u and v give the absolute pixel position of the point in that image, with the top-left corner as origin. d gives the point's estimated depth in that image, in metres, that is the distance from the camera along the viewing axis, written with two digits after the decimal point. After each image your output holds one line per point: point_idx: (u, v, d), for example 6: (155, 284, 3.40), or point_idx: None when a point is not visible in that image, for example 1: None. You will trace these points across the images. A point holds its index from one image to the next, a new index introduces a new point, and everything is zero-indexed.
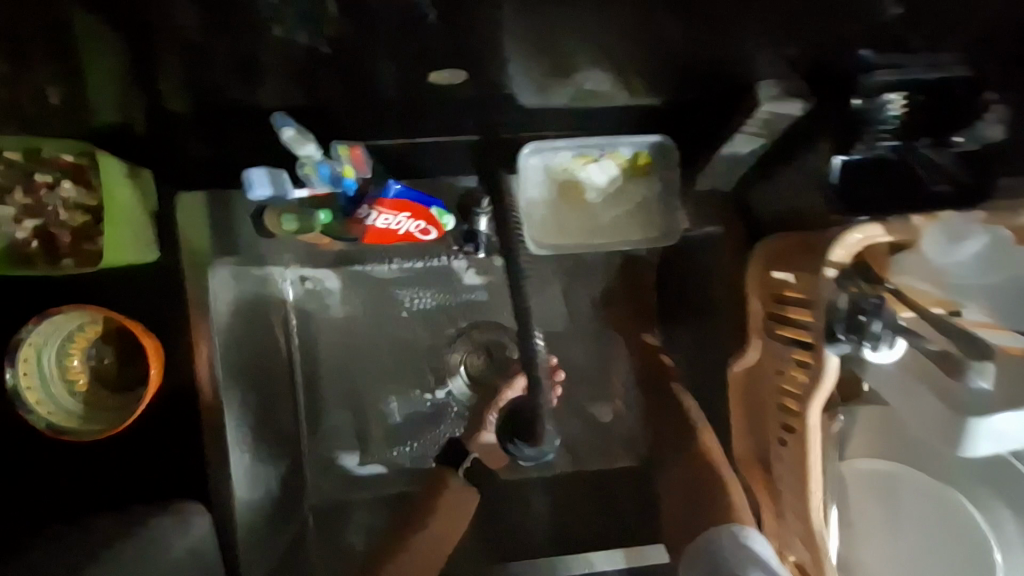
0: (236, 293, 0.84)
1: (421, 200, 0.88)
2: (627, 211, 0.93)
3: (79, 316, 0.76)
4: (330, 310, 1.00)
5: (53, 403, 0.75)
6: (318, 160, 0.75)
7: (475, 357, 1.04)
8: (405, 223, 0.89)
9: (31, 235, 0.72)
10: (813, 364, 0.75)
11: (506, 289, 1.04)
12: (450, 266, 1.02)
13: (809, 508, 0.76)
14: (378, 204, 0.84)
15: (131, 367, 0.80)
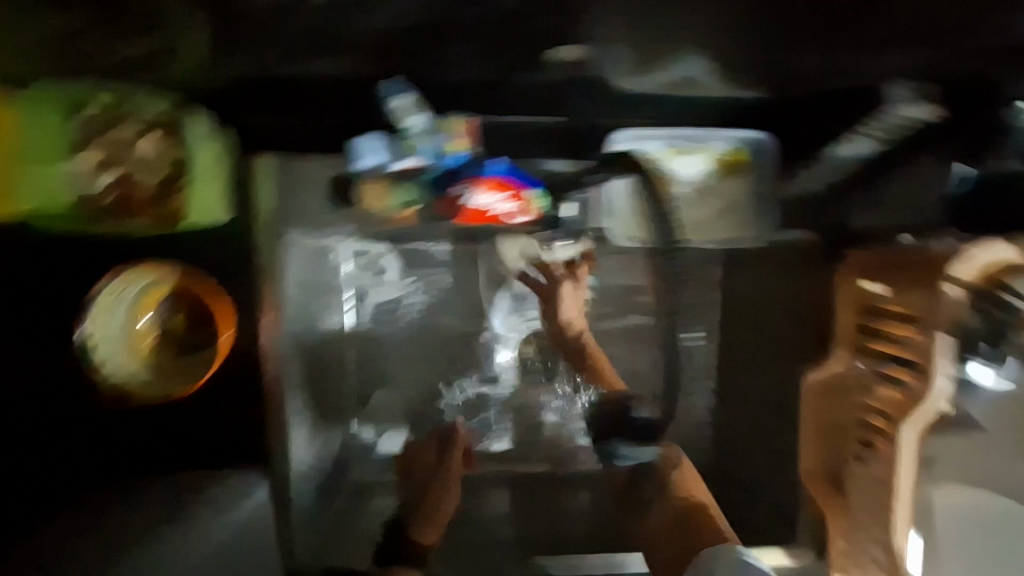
0: (298, 267, 0.83)
1: (520, 180, 0.83)
2: (715, 211, 0.88)
3: (151, 275, 0.76)
4: (383, 284, 0.92)
5: (121, 363, 0.76)
6: (424, 134, 0.76)
7: (529, 345, 0.96)
8: (499, 203, 0.82)
9: (109, 188, 0.71)
10: (912, 382, 0.70)
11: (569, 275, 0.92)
12: (512, 243, 0.91)
13: (889, 534, 0.71)
14: (477, 182, 0.80)
15: (196, 333, 0.80)
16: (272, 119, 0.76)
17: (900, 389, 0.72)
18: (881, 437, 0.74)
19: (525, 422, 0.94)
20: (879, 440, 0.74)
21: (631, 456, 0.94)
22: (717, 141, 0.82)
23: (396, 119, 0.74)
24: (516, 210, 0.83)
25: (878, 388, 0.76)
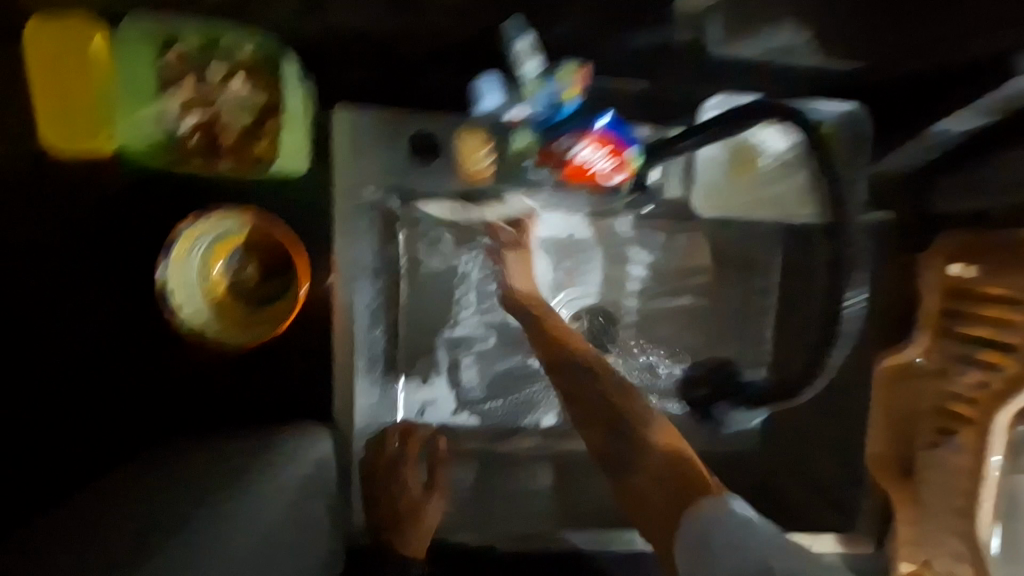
0: (369, 223, 0.80)
1: (623, 137, 0.75)
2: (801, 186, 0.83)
3: (228, 220, 0.73)
4: (433, 254, 0.84)
5: (195, 307, 0.74)
6: (542, 79, 0.74)
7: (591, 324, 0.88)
8: (598, 160, 0.75)
9: (194, 129, 0.68)
10: (1011, 367, 0.68)
11: (633, 245, 0.87)
12: (576, 216, 0.86)
13: (977, 527, 0.70)
14: (582, 134, 0.74)
15: (275, 281, 0.78)
16: (360, 72, 0.77)
17: (996, 376, 0.70)
18: (968, 424, 0.72)
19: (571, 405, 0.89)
20: (963, 426, 0.73)
21: (743, 420, 0.87)
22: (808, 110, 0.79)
23: (515, 61, 0.74)
24: (614, 169, 0.76)
25: (969, 376, 0.74)
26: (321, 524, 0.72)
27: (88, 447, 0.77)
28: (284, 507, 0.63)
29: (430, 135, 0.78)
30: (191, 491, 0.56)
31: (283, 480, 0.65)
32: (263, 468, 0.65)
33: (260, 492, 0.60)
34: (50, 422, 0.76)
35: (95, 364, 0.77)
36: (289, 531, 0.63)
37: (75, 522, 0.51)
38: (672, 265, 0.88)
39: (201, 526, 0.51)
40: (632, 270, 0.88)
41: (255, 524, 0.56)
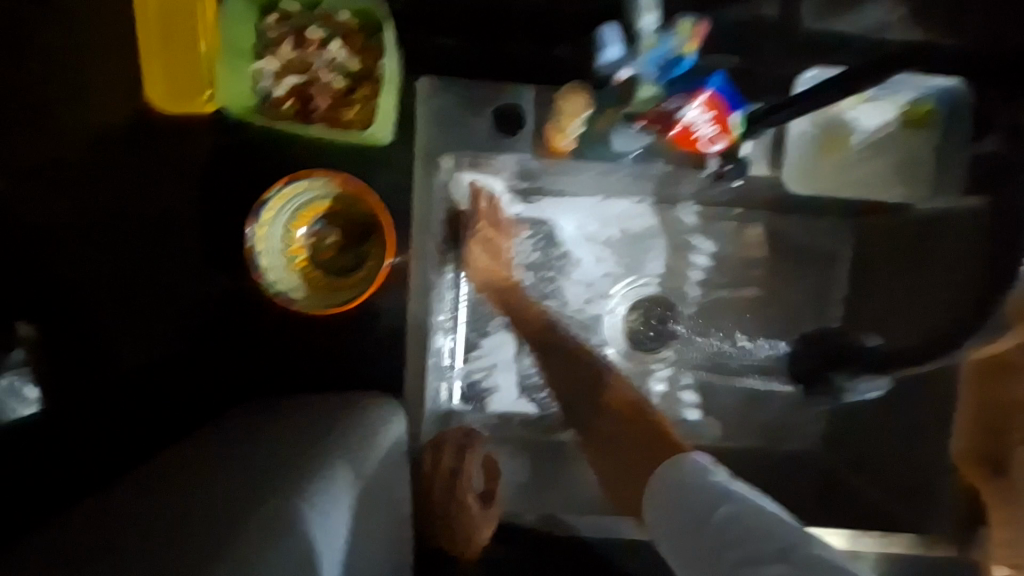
0: (442, 196, 0.80)
1: (729, 102, 0.72)
2: (895, 164, 0.80)
3: (316, 188, 0.73)
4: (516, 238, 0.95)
5: (280, 272, 0.74)
6: (660, 36, 0.72)
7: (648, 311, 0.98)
8: (704, 125, 0.73)
9: (288, 94, 0.69)
10: None
11: (691, 234, 0.97)
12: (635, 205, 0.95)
13: None
14: (691, 96, 0.72)
15: (355, 248, 0.78)
16: (458, 40, 0.78)
17: None
18: None
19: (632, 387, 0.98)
20: None
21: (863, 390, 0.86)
22: (907, 86, 0.77)
23: (635, 12, 0.73)
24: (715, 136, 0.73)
25: None
26: (398, 495, 0.76)
27: (116, 442, 0.78)
28: (370, 481, 0.67)
29: (515, 108, 0.77)
30: (287, 474, 0.60)
31: (370, 451, 0.69)
32: (354, 440, 0.68)
33: (346, 469, 0.64)
34: (143, 373, 0.79)
35: (184, 319, 0.79)
36: (371, 501, 0.67)
37: (199, 504, 0.56)
38: (733, 253, 0.97)
39: (301, 518, 0.56)
40: (697, 258, 0.97)
41: (341, 515, 0.60)
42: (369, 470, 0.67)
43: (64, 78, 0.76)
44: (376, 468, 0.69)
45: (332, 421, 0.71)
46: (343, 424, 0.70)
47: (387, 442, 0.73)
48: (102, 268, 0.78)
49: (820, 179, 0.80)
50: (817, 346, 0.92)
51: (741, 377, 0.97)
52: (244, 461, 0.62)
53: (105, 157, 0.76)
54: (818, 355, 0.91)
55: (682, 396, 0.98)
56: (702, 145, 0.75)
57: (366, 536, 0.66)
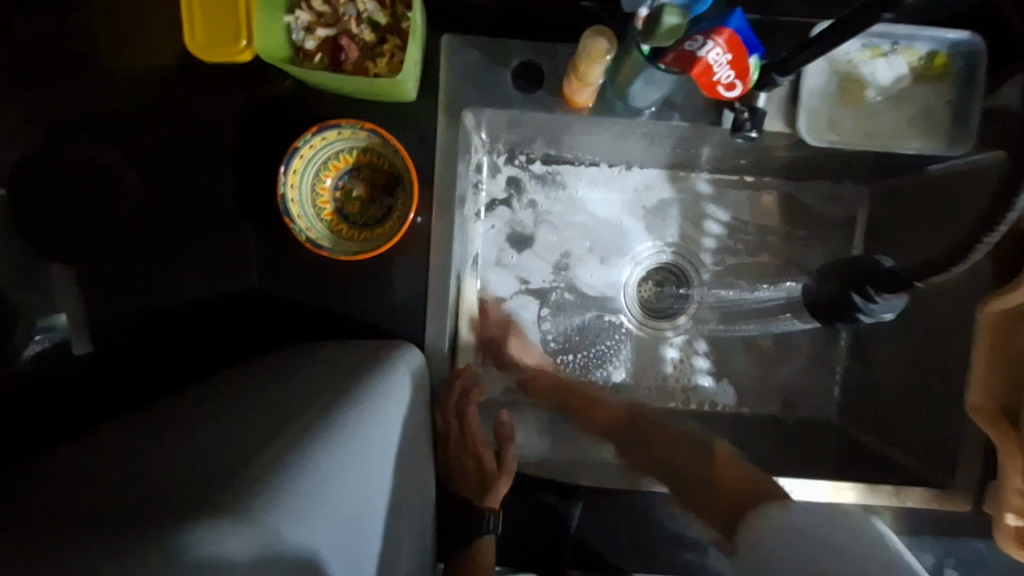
0: (461, 148, 0.82)
1: (748, 44, 0.66)
2: (909, 119, 0.81)
3: (344, 138, 0.76)
4: (534, 207, 1.01)
5: (308, 222, 0.77)
6: None
7: (655, 286, 1.06)
8: (724, 66, 0.66)
9: (318, 46, 0.72)
10: None
11: (698, 203, 1.04)
12: (646, 175, 1.02)
13: None
14: (714, 34, 0.64)
15: (381, 199, 0.81)
16: (485, 3, 0.80)
17: None
18: None
19: (648, 354, 1.04)
20: None
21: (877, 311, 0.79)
22: (922, 39, 0.79)
23: None
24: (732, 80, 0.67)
25: None
26: (417, 439, 0.78)
27: (148, 380, 0.81)
28: (374, 459, 0.67)
29: (538, 65, 0.80)
30: (282, 473, 0.58)
31: (372, 430, 0.67)
32: (356, 419, 0.66)
33: (343, 460, 0.63)
34: (177, 327, 0.82)
35: (220, 275, 0.82)
36: (379, 478, 0.68)
37: (213, 480, 0.57)
38: (748, 219, 1.04)
39: (295, 525, 0.56)
40: (710, 224, 1.05)
41: (312, 507, 0.58)
42: (371, 451, 0.67)
43: (101, 31, 0.78)
44: (380, 442, 0.68)
45: (338, 387, 0.69)
46: (345, 393, 0.68)
47: (390, 411, 0.71)
48: (136, 218, 0.80)
49: (837, 132, 0.81)
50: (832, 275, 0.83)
51: (742, 326, 1.05)
52: (264, 428, 0.63)
53: (147, 119, 0.80)
54: (834, 280, 0.82)
55: (695, 364, 1.04)
56: (721, 91, 0.68)
57: (379, 508, 0.67)
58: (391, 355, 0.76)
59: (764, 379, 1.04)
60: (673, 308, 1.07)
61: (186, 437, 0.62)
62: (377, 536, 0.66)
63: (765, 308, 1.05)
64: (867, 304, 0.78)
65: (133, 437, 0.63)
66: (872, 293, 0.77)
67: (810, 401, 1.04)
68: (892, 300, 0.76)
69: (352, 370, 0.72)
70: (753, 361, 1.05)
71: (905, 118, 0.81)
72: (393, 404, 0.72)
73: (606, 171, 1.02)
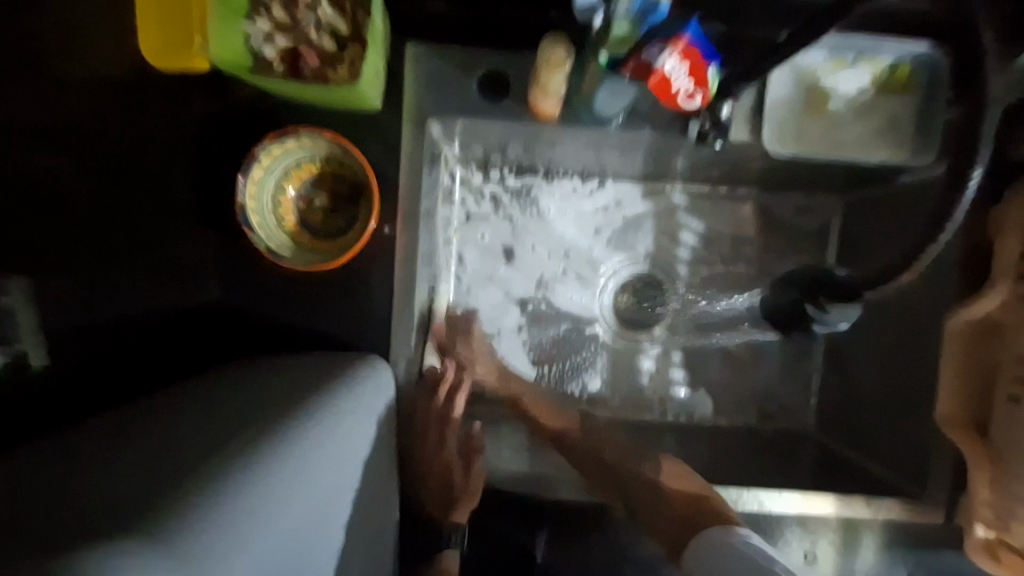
0: (427, 157, 0.82)
1: (705, 52, 0.66)
2: (875, 130, 0.81)
3: (306, 148, 0.75)
4: (507, 218, 1.01)
5: (268, 231, 0.75)
6: None
7: (630, 297, 1.06)
8: (682, 77, 0.66)
9: (278, 54, 0.71)
10: None
11: (673, 215, 1.04)
12: (622, 188, 1.03)
13: None
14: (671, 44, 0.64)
15: (344, 209, 0.80)
16: (450, 12, 0.80)
17: None
18: None
19: (623, 366, 1.04)
20: None
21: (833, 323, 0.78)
22: (886, 52, 0.79)
23: None
24: (693, 89, 0.67)
25: None
26: (377, 455, 0.76)
27: (102, 386, 0.79)
28: (327, 482, 0.65)
29: (503, 72, 0.79)
30: (232, 488, 0.55)
31: (327, 454, 0.65)
32: (312, 432, 0.64)
33: (297, 480, 0.60)
34: (134, 337, 0.80)
35: (182, 284, 0.81)
36: (330, 498, 0.65)
37: (144, 490, 0.53)
38: (723, 230, 1.05)
39: (242, 542, 0.53)
40: (686, 235, 1.05)
41: (260, 516, 0.55)
42: (324, 477, 0.64)
43: (58, 36, 0.77)
44: (334, 469, 0.66)
45: (297, 401, 0.67)
46: (302, 406, 0.66)
47: (348, 438, 0.69)
48: (95, 224, 0.79)
49: (802, 142, 0.81)
50: (797, 280, 0.82)
51: (716, 334, 1.05)
52: (211, 437, 0.61)
53: (105, 124, 0.78)
54: (791, 290, 0.82)
55: (672, 374, 1.04)
56: (681, 101, 0.67)
57: (326, 528, 0.65)
58: (355, 370, 0.74)
59: (740, 389, 1.05)
60: (649, 319, 1.06)
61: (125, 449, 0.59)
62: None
63: (739, 315, 1.05)
64: (820, 313, 0.78)
65: (70, 447, 0.60)
66: (824, 302, 0.77)
67: (783, 411, 1.05)
68: (846, 311, 0.76)
69: (312, 385, 0.70)
70: (728, 372, 1.05)
71: (871, 128, 0.81)
72: (350, 421, 0.70)
73: (581, 185, 1.02)
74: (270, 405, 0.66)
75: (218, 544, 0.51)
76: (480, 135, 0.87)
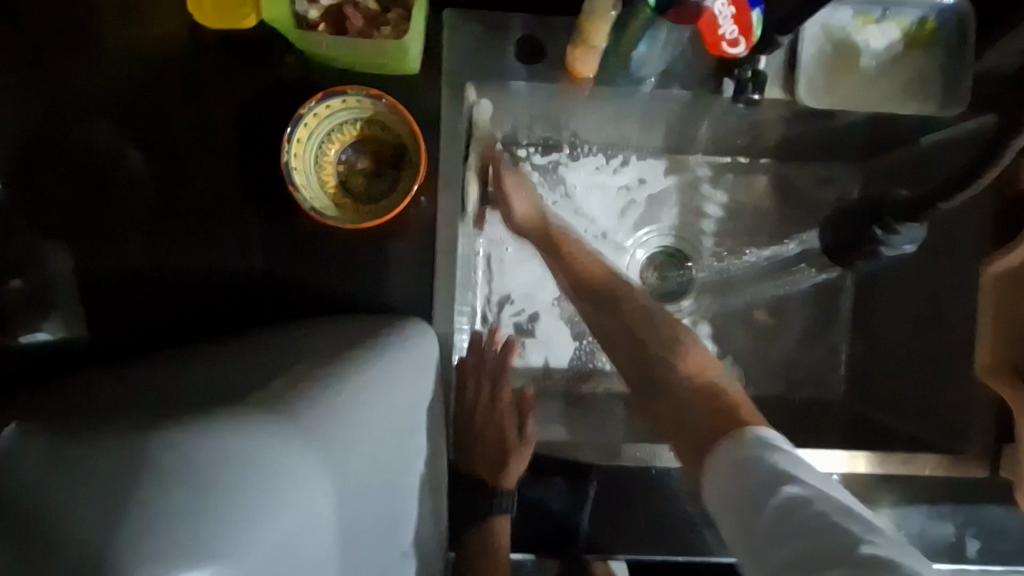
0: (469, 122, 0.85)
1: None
2: (904, 81, 0.83)
3: (349, 109, 0.76)
4: (535, 194, 1.02)
5: (313, 191, 0.76)
6: None
7: (654, 273, 1.05)
8: (727, 22, 0.69)
9: (321, 16, 0.72)
10: None
11: (698, 188, 1.05)
12: (648, 162, 1.04)
13: None
14: None
15: (383, 174, 0.80)
16: None
17: None
18: None
19: None
20: None
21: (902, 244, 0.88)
22: (912, 6, 0.81)
23: None
24: (738, 34, 0.70)
25: None
26: (412, 427, 0.73)
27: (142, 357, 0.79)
28: (347, 458, 0.62)
29: (541, 38, 0.81)
30: (304, 418, 0.60)
31: (392, 405, 0.69)
32: (323, 406, 0.62)
33: (368, 418, 0.65)
34: (172, 308, 0.80)
35: (215, 255, 0.80)
36: (354, 475, 0.63)
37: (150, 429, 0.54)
38: (744, 202, 1.05)
39: (246, 517, 0.50)
40: (709, 208, 1.05)
41: (268, 490, 0.53)
42: (388, 426, 0.68)
43: (103, 12, 0.78)
44: (368, 445, 0.65)
45: (316, 372, 0.65)
46: (316, 378, 0.64)
47: (372, 413, 0.66)
48: (133, 195, 0.80)
49: (834, 96, 0.82)
50: (845, 220, 0.96)
51: (740, 296, 1.06)
52: (280, 363, 0.67)
53: (144, 97, 0.79)
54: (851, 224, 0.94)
55: (703, 347, 1.04)
56: (725, 47, 0.70)
57: (354, 505, 0.63)
58: (379, 338, 0.71)
59: (772, 358, 1.05)
60: (675, 292, 1.06)
61: (179, 401, 0.60)
62: (380, 522, 0.67)
63: (767, 278, 1.05)
64: (889, 235, 0.88)
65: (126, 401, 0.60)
66: (893, 225, 0.87)
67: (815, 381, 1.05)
68: (911, 230, 0.86)
69: (326, 358, 0.67)
70: (759, 341, 1.05)
71: (901, 81, 0.83)
72: (377, 391, 0.67)
73: (605, 162, 1.03)
74: (287, 377, 0.64)
75: (221, 523, 0.49)
76: (511, 109, 0.89)
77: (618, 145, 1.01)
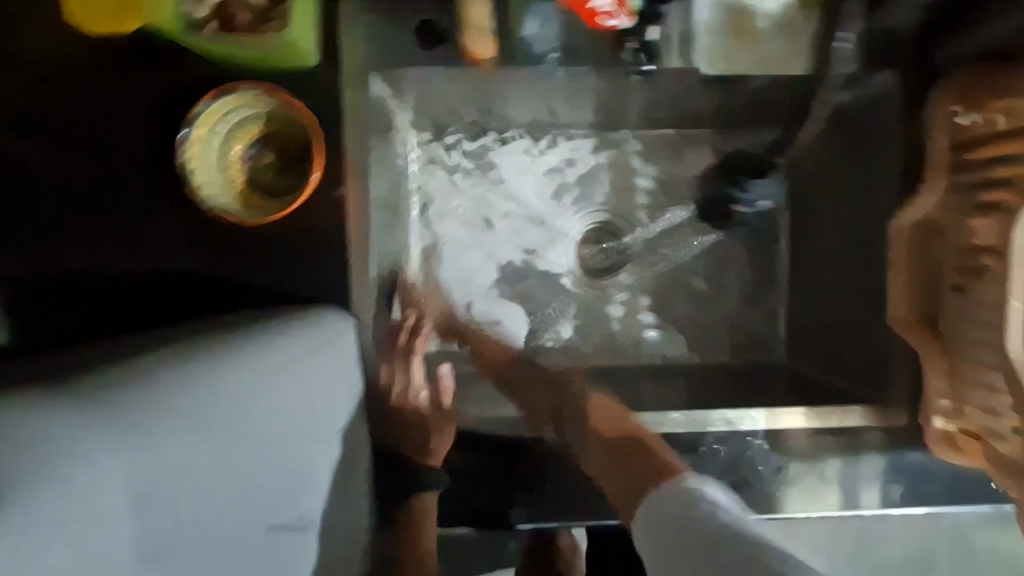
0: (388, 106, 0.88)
1: None
2: (796, 43, 0.85)
3: (247, 106, 0.77)
4: (463, 181, 1.03)
5: (217, 190, 0.78)
6: None
7: (590, 250, 1.07)
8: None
9: (209, 14, 0.73)
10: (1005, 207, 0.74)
11: (627, 163, 1.06)
12: (575, 140, 1.04)
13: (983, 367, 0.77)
14: None
15: (293, 167, 0.82)
16: None
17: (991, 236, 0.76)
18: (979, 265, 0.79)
19: (592, 313, 1.07)
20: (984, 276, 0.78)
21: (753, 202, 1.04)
22: None
23: None
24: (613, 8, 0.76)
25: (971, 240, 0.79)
26: (311, 413, 0.74)
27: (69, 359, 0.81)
28: (216, 441, 0.65)
29: (437, 21, 0.80)
30: (137, 416, 0.60)
31: (261, 394, 0.69)
32: (194, 391, 0.64)
33: (246, 401, 0.67)
34: (95, 308, 0.82)
35: (134, 256, 0.81)
36: (224, 456, 0.65)
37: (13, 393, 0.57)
38: (676, 174, 1.06)
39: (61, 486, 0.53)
40: (641, 182, 1.07)
41: (95, 459, 0.56)
42: (256, 415, 0.68)
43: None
44: (245, 428, 0.67)
45: (198, 355, 0.67)
46: (197, 363, 0.66)
47: (254, 397, 0.68)
48: (40, 199, 0.80)
49: (731, 61, 0.84)
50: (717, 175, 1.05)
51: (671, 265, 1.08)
52: (150, 347, 0.68)
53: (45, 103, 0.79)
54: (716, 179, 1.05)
55: (641, 319, 1.07)
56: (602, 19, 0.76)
57: (224, 484, 0.65)
58: (270, 328, 0.73)
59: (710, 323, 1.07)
60: (606, 267, 1.08)
61: (70, 366, 0.64)
62: (250, 511, 0.68)
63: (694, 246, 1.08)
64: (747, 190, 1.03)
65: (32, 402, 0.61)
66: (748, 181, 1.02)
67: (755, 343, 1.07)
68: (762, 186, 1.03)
69: (213, 341, 0.69)
70: (695, 308, 1.07)
71: (790, 44, 0.85)
72: (262, 378, 0.69)
73: (534, 145, 1.04)
74: (178, 357, 0.66)
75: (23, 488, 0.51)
76: (432, 98, 0.91)
77: (546, 125, 1.02)
